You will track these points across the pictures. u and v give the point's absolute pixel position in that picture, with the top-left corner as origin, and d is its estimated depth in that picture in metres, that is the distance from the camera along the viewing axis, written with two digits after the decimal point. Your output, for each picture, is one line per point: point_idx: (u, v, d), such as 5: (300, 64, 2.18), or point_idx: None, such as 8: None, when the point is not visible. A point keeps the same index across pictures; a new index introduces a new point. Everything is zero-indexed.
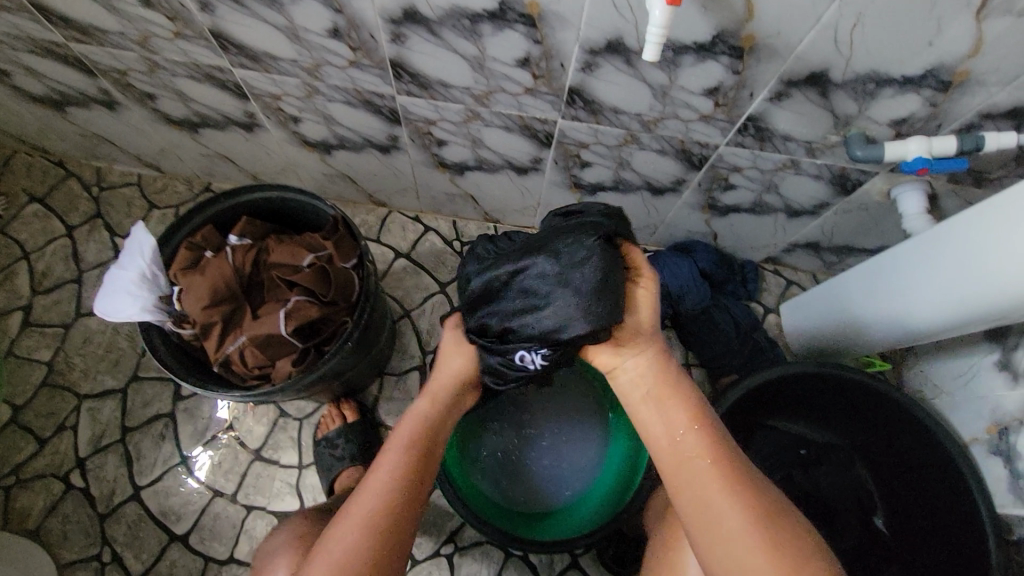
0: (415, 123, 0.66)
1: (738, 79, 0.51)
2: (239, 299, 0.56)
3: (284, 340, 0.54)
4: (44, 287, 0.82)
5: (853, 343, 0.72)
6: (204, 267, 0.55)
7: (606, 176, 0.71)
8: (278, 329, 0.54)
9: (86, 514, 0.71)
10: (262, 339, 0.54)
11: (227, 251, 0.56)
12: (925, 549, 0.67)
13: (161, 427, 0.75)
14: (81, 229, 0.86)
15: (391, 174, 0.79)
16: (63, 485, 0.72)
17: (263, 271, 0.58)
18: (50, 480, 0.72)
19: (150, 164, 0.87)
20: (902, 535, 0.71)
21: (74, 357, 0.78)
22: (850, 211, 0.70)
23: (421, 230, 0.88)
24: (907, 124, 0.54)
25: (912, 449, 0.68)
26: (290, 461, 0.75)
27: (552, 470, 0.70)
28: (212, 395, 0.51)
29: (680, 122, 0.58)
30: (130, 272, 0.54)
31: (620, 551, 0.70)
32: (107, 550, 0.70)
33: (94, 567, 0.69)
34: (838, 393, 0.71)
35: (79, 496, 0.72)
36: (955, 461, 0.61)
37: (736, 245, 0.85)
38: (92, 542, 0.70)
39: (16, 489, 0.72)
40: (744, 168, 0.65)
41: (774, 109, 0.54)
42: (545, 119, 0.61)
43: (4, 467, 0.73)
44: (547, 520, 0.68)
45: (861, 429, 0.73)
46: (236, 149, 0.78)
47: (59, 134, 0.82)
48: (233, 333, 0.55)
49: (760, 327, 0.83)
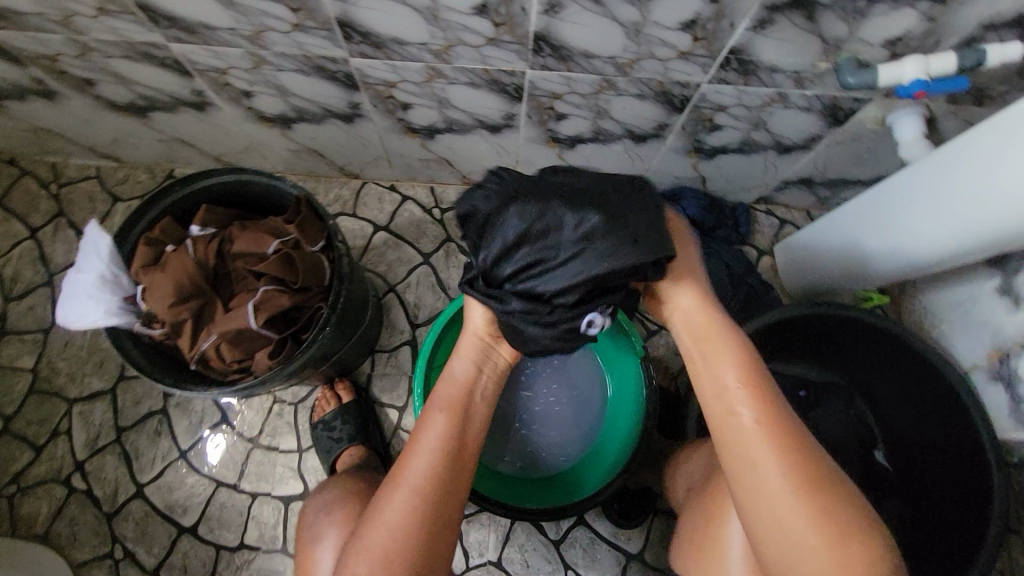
0: (374, 87, 0.61)
1: (717, 8, 0.46)
2: (208, 293, 0.54)
3: (259, 332, 0.52)
4: (16, 293, 0.80)
5: (854, 280, 0.70)
6: (164, 263, 0.52)
7: (585, 127, 0.67)
8: (250, 321, 0.51)
9: (93, 515, 0.71)
10: (234, 332, 0.52)
11: (188, 244, 0.53)
12: (926, 479, 0.67)
13: (156, 423, 0.74)
14: (45, 229, 0.83)
15: (359, 143, 0.75)
16: (66, 489, 0.72)
17: (229, 262, 0.55)
18: (52, 485, 0.72)
19: (106, 155, 0.82)
20: (903, 467, 0.71)
21: (58, 361, 0.77)
22: (844, 143, 0.66)
23: (399, 200, 0.85)
24: (902, 43, 0.50)
25: (913, 381, 0.67)
26: (289, 446, 0.74)
27: (543, 429, 0.70)
28: (189, 394, 0.50)
29: (658, 62, 0.54)
30: (88, 276, 0.52)
31: (625, 504, 0.71)
32: (119, 547, 0.70)
33: (108, 564, 0.70)
34: (837, 332, 0.69)
35: (83, 498, 0.72)
36: (955, 388, 0.60)
37: (726, 188, 0.81)
38: (103, 541, 0.71)
39: (20, 497, 0.72)
40: (729, 106, 0.61)
41: (758, 39, 0.50)
42: (513, 71, 0.57)
43: (4, 476, 0.72)
44: (544, 486, 0.68)
45: (861, 366, 0.72)
46: (192, 132, 0.74)
47: (3, 130, 0.77)
48: (205, 329, 0.53)
49: (754, 271, 0.81)
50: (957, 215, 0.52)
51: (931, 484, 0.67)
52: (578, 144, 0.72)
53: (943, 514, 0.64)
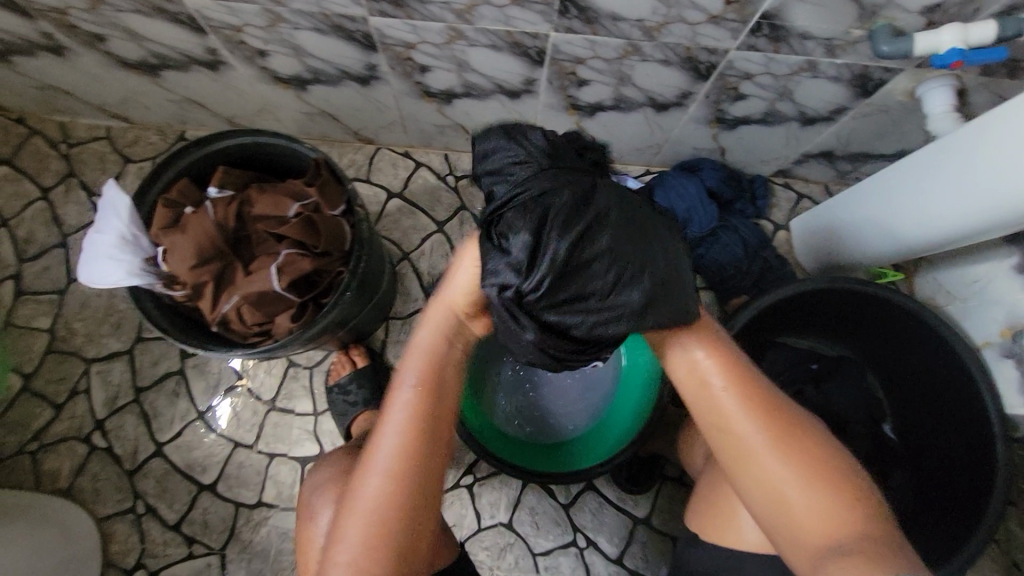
0: (393, 48, 0.60)
1: None
2: (229, 256, 0.54)
3: (281, 295, 0.53)
4: (31, 254, 0.80)
5: (870, 259, 0.70)
6: (185, 225, 0.52)
7: (605, 94, 0.66)
8: (272, 284, 0.52)
9: (114, 472, 0.73)
10: (257, 296, 0.52)
11: (207, 205, 0.53)
12: (932, 453, 0.69)
13: (173, 384, 0.76)
14: (57, 190, 0.82)
15: (374, 107, 0.74)
16: (87, 446, 0.74)
17: (249, 226, 0.55)
18: (73, 442, 0.74)
19: (116, 115, 0.81)
20: (909, 441, 0.73)
21: (74, 322, 0.77)
22: (870, 115, 0.65)
23: (413, 166, 0.84)
24: (941, 10, 0.48)
25: (923, 360, 0.67)
26: (305, 409, 0.76)
27: (553, 397, 0.72)
28: (213, 355, 0.50)
29: (687, 26, 0.52)
30: (108, 235, 0.51)
31: (635, 471, 0.72)
32: (140, 503, 0.72)
33: (131, 518, 0.72)
34: (850, 310, 0.69)
35: (104, 455, 0.73)
36: (965, 369, 0.61)
37: (745, 160, 0.80)
38: (125, 496, 0.73)
39: (42, 453, 0.73)
40: (755, 74, 0.59)
41: (792, 3, 0.48)
42: (536, 33, 0.55)
43: (26, 433, 0.74)
44: (551, 451, 0.70)
45: (873, 342, 0.73)
46: (204, 92, 0.73)
47: (11, 87, 0.76)
48: (226, 291, 0.53)
49: (770, 245, 0.80)
50: (966, 200, 0.54)
51: (934, 459, 0.68)
52: (598, 112, 0.70)
53: (943, 488, 0.66)
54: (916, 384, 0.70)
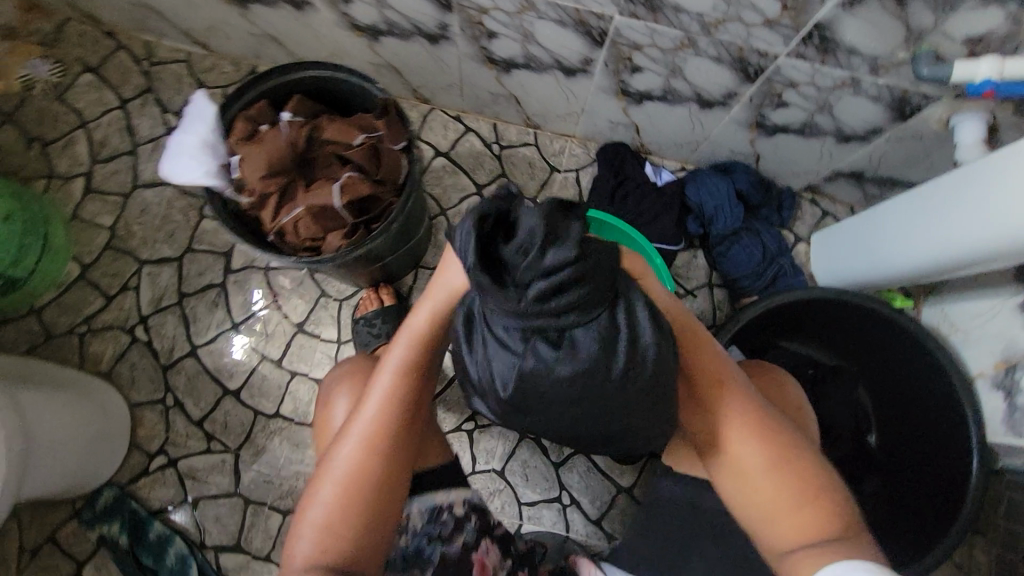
0: (467, 11, 0.65)
1: None
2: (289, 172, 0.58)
3: (338, 214, 0.58)
4: (103, 157, 0.86)
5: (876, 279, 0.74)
6: (260, 139, 0.57)
7: (656, 84, 0.70)
8: (333, 201, 0.57)
9: (151, 364, 0.79)
10: (317, 210, 0.57)
11: (283, 125, 0.58)
12: (907, 463, 0.73)
13: (214, 294, 0.82)
14: (134, 102, 0.88)
15: (437, 67, 0.79)
16: (129, 337, 0.80)
17: (313, 151, 0.60)
18: (117, 332, 0.80)
19: (198, 42, 0.87)
20: (890, 450, 0.76)
21: (133, 225, 0.84)
22: (904, 140, 0.68)
23: (462, 129, 0.89)
24: (983, 43, 0.52)
25: (915, 377, 0.71)
26: (330, 336, 0.81)
27: None
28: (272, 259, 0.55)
29: (742, 26, 0.56)
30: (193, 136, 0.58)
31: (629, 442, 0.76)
32: (170, 397, 0.79)
33: (160, 409, 0.78)
34: (852, 322, 0.73)
35: (144, 347, 0.80)
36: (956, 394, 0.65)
37: (777, 171, 0.84)
38: (157, 388, 0.79)
39: (89, 336, 0.80)
40: (800, 83, 0.63)
41: (845, 17, 0.52)
42: (601, 14, 0.59)
43: (76, 316, 0.81)
44: None
45: (871, 355, 0.76)
46: (284, 30, 0.78)
47: (110, 2, 0.82)
48: (289, 204, 0.58)
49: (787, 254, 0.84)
50: (964, 239, 0.58)
51: (913, 481, 0.71)
52: (645, 101, 0.74)
53: (914, 495, 0.70)
54: (908, 405, 0.73)
